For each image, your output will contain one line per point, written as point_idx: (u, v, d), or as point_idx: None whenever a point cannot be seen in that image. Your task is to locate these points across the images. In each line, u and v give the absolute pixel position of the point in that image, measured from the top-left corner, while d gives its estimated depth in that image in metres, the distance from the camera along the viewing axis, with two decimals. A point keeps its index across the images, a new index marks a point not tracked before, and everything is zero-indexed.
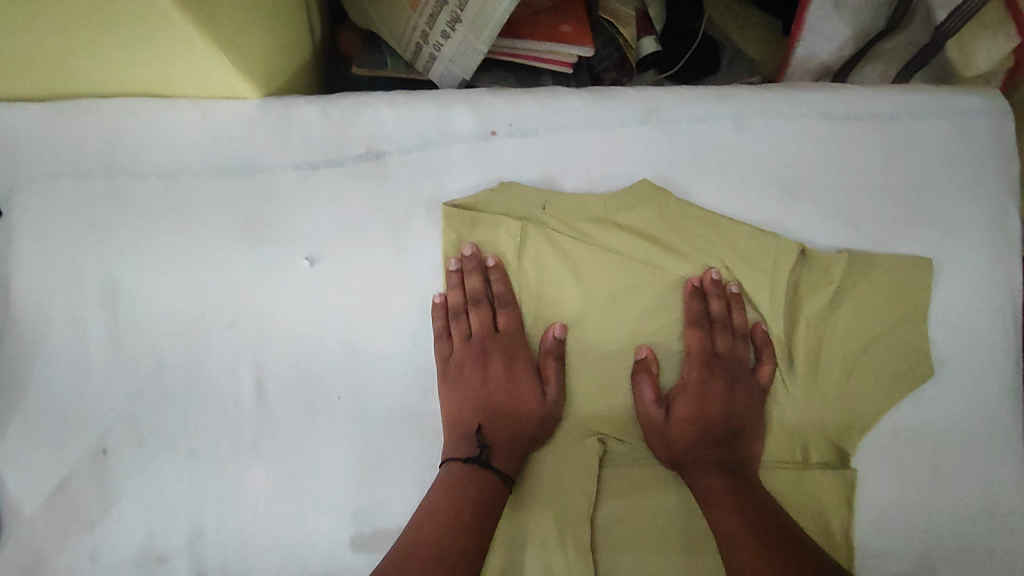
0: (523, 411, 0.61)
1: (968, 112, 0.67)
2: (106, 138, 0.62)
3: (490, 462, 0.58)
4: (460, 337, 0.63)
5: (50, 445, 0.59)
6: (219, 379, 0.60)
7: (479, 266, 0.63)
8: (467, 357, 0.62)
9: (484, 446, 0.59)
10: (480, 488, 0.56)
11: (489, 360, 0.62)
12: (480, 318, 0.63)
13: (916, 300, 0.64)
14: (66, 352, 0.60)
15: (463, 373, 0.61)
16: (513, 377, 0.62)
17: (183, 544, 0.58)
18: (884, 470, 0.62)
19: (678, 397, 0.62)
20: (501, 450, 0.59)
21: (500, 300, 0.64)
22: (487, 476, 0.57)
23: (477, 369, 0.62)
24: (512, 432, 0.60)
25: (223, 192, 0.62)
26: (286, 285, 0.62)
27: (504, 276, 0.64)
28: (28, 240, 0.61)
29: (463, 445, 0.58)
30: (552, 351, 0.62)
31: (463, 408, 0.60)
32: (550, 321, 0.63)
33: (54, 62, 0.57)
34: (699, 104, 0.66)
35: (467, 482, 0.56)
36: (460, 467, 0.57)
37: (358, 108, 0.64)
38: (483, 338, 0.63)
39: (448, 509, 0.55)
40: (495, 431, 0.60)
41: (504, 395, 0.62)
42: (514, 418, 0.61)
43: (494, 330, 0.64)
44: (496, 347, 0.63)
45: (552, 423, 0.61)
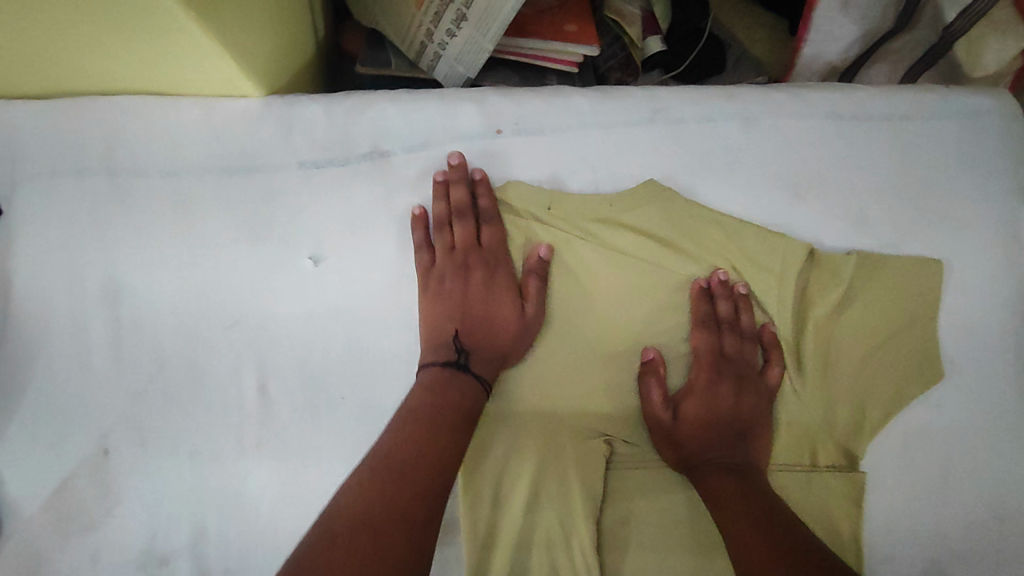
0: (501, 320, 0.61)
1: (977, 112, 0.67)
2: (109, 136, 0.61)
3: (467, 364, 0.59)
4: (442, 249, 0.63)
5: (50, 446, 0.58)
6: (221, 379, 0.60)
7: (463, 176, 0.62)
8: (449, 267, 0.62)
9: (463, 352, 0.59)
10: (457, 391, 0.57)
11: (471, 270, 0.62)
12: (464, 232, 0.63)
13: (925, 301, 0.63)
14: (67, 352, 0.60)
15: (445, 283, 0.62)
16: (493, 289, 0.62)
17: (185, 547, 0.57)
18: (895, 474, 0.61)
19: (686, 399, 0.61)
20: (481, 357, 0.60)
21: (484, 215, 0.63)
22: (465, 380, 0.58)
23: (459, 280, 0.62)
24: (490, 343, 0.60)
25: (226, 191, 0.62)
26: (289, 284, 0.61)
27: (489, 190, 0.62)
28: (29, 239, 0.61)
29: (441, 351, 0.59)
30: (534, 268, 0.62)
31: (443, 317, 0.61)
32: (532, 242, 0.63)
33: (57, 60, 0.56)
34: (706, 103, 0.65)
35: (446, 385, 0.57)
36: (440, 371, 0.58)
37: (363, 107, 0.63)
38: (466, 250, 0.63)
39: (425, 409, 0.55)
40: (473, 335, 0.61)
41: (483, 301, 0.62)
42: (491, 327, 0.61)
43: (478, 243, 0.63)
44: (478, 260, 0.63)
45: (529, 336, 0.61)
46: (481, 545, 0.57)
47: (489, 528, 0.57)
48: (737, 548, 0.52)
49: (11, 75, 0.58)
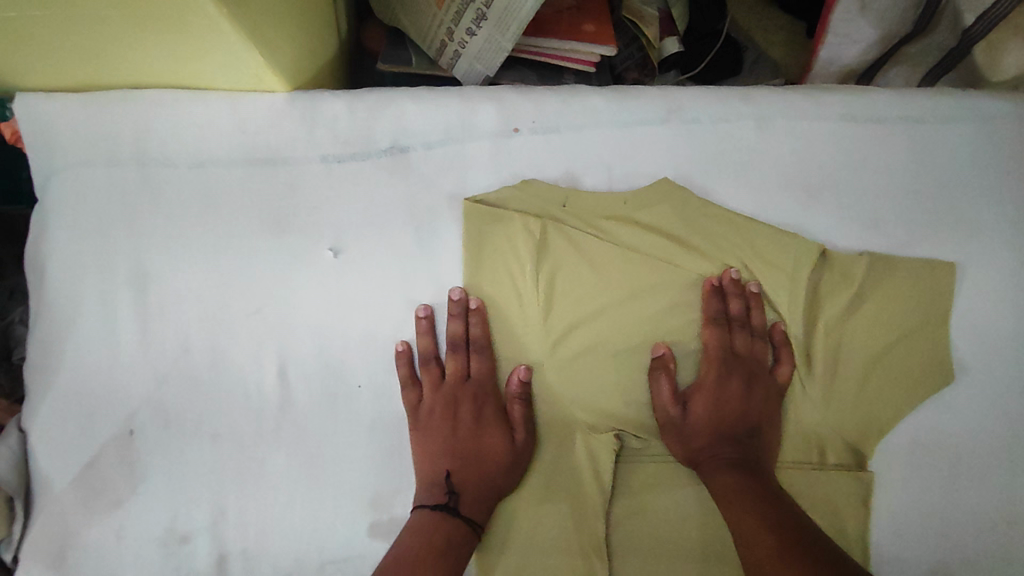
0: (490, 458, 0.60)
1: (995, 116, 0.67)
2: (139, 128, 0.64)
3: (456, 509, 0.57)
4: (430, 383, 0.63)
5: (79, 425, 0.61)
6: (242, 366, 0.62)
7: (460, 311, 0.63)
8: (438, 403, 0.62)
9: (453, 493, 0.58)
10: (446, 531, 0.55)
11: (460, 407, 0.62)
12: (455, 365, 0.63)
13: (937, 303, 0.63)
14: (95, 336, 0.62)
15: (433, 419, 0.61)
16: (481, 422, 0.62)
17: (205, 527, 0.60)
18: (903, 475, 0.61)
19: (695, 395, 0.62)
20: (469, 498, 0.58)
21: (475, 345, 0.63)
22: (453, 522, 0.56)
23: (448, 418, 0.61)
24: (480, 481, 0.59)
25: (250, 184, 0.64)
26: (310, 276, 0.63)
27: (483, 320, 0.63)
28: (62, 226, 0.63)
29: (433, 491, 0.58)
30: (520, 395, 0.62)
31: (434, 457, 0.60)
32: (517, 364, 0.63)
33: (93, 53, 0.58)
34: (721, 105, 0.66)
35: (435, 528, 0.55)
36: (429, 513, 0.56)
37: (384, 103, 0.65)
38: (455, 386, 0.63)
39: (414, 553, 0.54)
40: (464, 479, 0.59)
41: (472, 442, 0.61)
42: (480, 467, 0.60)
43: (468, 375, 0.64)
44: (467, 395, 0.63)
45: (518, 471, 0.60)
46: (491, 535, 0.59)
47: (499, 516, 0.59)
48: (746, 545, 0.53)
49: (50, 67, 0.61)
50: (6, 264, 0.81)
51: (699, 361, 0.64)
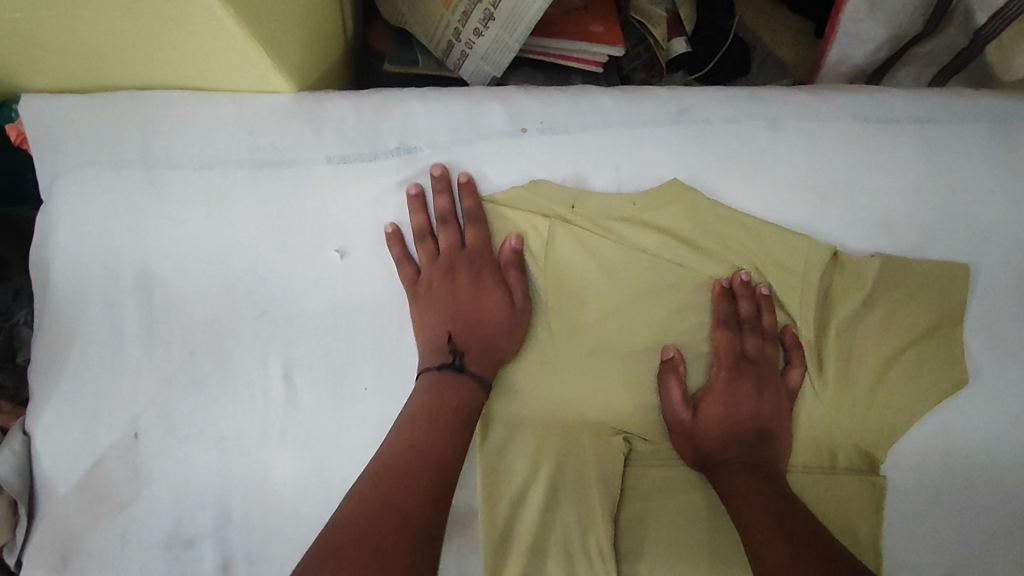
0: (492, 318, 0.62)
1: (1007, 117, 0.66)
2: (145, 129, 0.63)
3: (464, 366, 0.59)
4: (425, 258, 0.63)
5: (84, 427, 0.60)
6: (248, 367, 0.61)
7: (447, 184, 0.63)
8: (436, 275, 0.63)
9: (458, 353, 0.60)
10: (456, 388, 0.58)
11: (456, 274, 0.63)
12: (448, 237, 0.64)
13: (951, 307, 0.63)
14: (100, 337, 0.62)
15: (433, 288, 0.62)
16: (481, 286, 0.63)
17: (209, 530, 0.59)
18: (917, 479, 0.60)
19: (705, 398, 0.61)
20: (472, 355, 0.60)
21: (470, 216, 0.63)
22: (461, 382, 0.58)
23: (446, 286, 0.63)
24: (482, 337, 0.61)
25: (256, 184, 0.63)
26: (316, 276, 0.62)
27: (474, 193, 0.63)
28: (68, 228, 0.63)
29: (437, 352, 0.60)
30: (515, 261, 0.63)
31: (435, 323, 0.61)
32: (506, 235, 0.64)
33: (99, 54, 0.58)
34: (731, 105, 0.65)
35: (445, 387, 0.58)
36: (437, 375, 0.58)
37: (391, 104, 0.64)
38: (450, 255, 0.64)
39: (426, 412, 0.56)
40: (467, 340, 0.61)
41: (473, 304, 0.63)
42: (483, 326, 0.62)
43: (463, 245, 0.64)
44: (464, 262, 0.64)
45: (521, 329, 0.62)
46: (498, 539, 0.58)
47: (506, 522, 0.59)
48: (759, 551, 0.51)
49: (57, 69, 0.61)
50: (11, 266, 0.81)
51: (709, 364, 0.63)
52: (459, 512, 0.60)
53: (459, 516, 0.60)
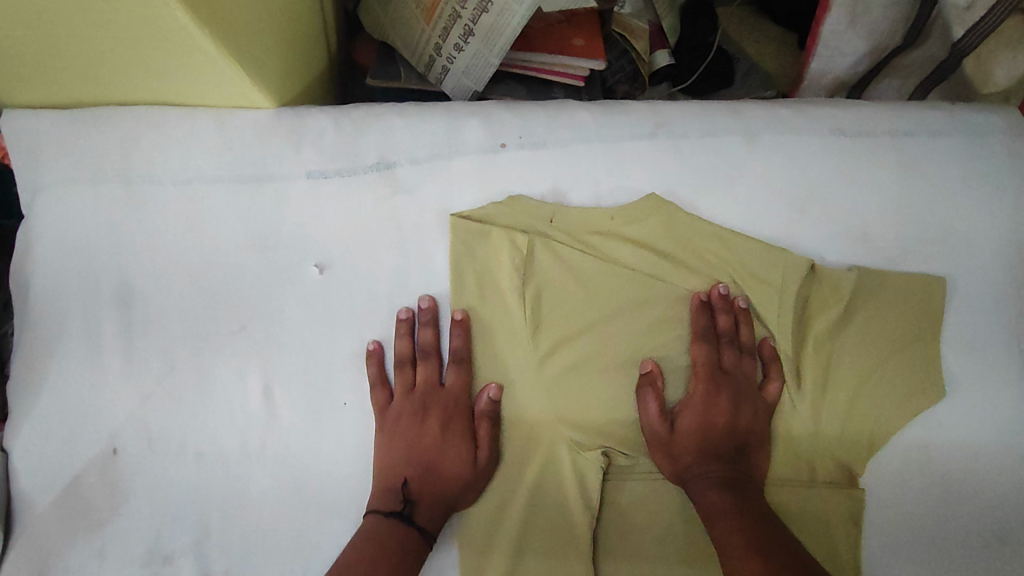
0: (451, 472, 0.58)
1: (981, 130, 0.67)
2: (126, 144, 0.64)
3: (413, 517, 0.56)
4: (400, 387, 0.61)
5: (62, 442, 0.60)
6: (227, 383, 0.61)
7: (433, 318, 0.62)
8: (406, 408, 0.60)
9: (409, 502, 0.57)
10: (400, 537, 0.54)
11: (427, 416, 0.60)
12: (426, 372, 0.62)
13: (928, 320, 0.63)
14: (78, 353, 0.61)
15: (400, 423, 0.60)
16: (447, 430, 0.60)
17: (188, 546, 0.59)
18: (895, 492, 0.60)
19: (684, 409, 0.60)
20: (426, 506, 0.57)
21: (454, 356, 0.62)
22: (408, 531, 0.55)
23: (414, 423, 0.60)
24: (437, 491, 0.58)
25: (236, 199, 0.64)
26: (295, 292, 0.63)
27: (466, 333, 0.62)
28: (49, 243, 0.63)
29: (388, 498, 0.57)
30: (489, 414, 0.60)
31: (394, 461, 0.58)
32: (488, 381, 0.62)
33: (79, 72, 0.59)
34: (708, 119, 0.66)
35: (391, 534, 0.54)
36: (385, 521, 0.55)
37: (371, 119, 0.65)
38: (425, 393, 0.61)
39: (364, 558, 0.53)
40: (422, 489, 0.58)
41: (435, 452, 0.59)
42: (441, 476, 0.58)
43: (440, 385, 0.62)
44: (438, 403, 0.61)
45: (478, 487, 0.59)
46: (477, 553, 0.58)
47: (484, 536, 0.59)
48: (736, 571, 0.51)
49: (38, 86, 0.61)
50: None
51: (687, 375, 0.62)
52: None
53: None
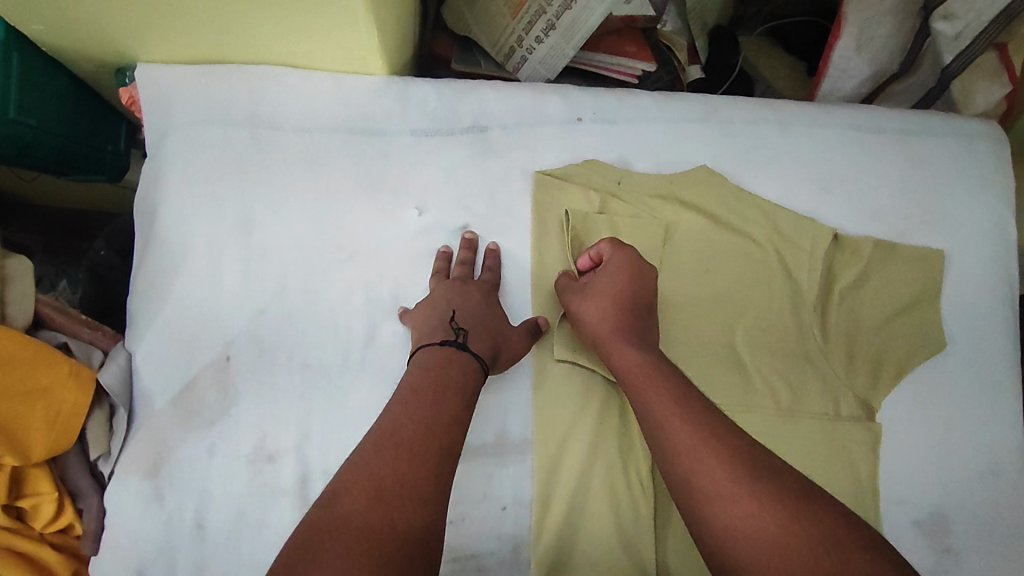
0: (497, 320, 0.67)
1: (972, 133, 0.80)
2: (254, 98, 0.73)
3: (466, 344, 0.63)
4: (438, 281, 0.69)
5: (182, 350, 0.67)
6: (333, 303, 0.69)
7: (473, 248, 0.71)
8: (446, 285, 0.68)
9: (461, 332, 0.64)
10: (459, 365, 0.61)
11: (469, 287, 0.68)
12: (463, 271, 0.70)
13: (930, 283, 0.75)
14: (199, 271, 0.69)
15: (441, 293, 0.67)
16: (490, 296, 0.69)
17: (291, 448, 0.65)
18: (905, 426, 0.72)
19: (594, 295, 0.66)
20: (476, 336, 0.64)
21: (486, 266, 0.71)
22: (462, 358, 0.62)
23: (457, 287, 0.68)
24: (486, 329, 0.66)
25: (351, 148, 0.73)
26: (395, 229, 0.72)
27: (496, 257, 0.71)
28: (178, 177, 0.72)
29: (441, 333, 0.64)
30: (531, 326, 0.69)
31: (433, 319, 0.65)
32: (536, 313, 0.71)
33: (229, 31, 0.68)
34: (750, 110, 0.78)
35: (449, 364, 0.61)
36: (442, 349, 0.62)
37: (467, 91, 0.75)
38: (463, 278, 0.69)
39: (423, 405, 0.56)
40: (472, 324, 0.65)
41: (481, 307, 0.67)
42: (487, 321, 0.66)
43: (473, 277, 0.70)
44: (474, 286, 0.69)
45: (518, 336, 0.67)
46: (550, 464, 0.67)
47: (557, 449, 0.68)
48: (659, 437, 0.55)
49: (185, 43, 0.71)
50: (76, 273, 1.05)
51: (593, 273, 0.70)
52: (515, 440, 0.68)
53: (513, 446, 0.68)
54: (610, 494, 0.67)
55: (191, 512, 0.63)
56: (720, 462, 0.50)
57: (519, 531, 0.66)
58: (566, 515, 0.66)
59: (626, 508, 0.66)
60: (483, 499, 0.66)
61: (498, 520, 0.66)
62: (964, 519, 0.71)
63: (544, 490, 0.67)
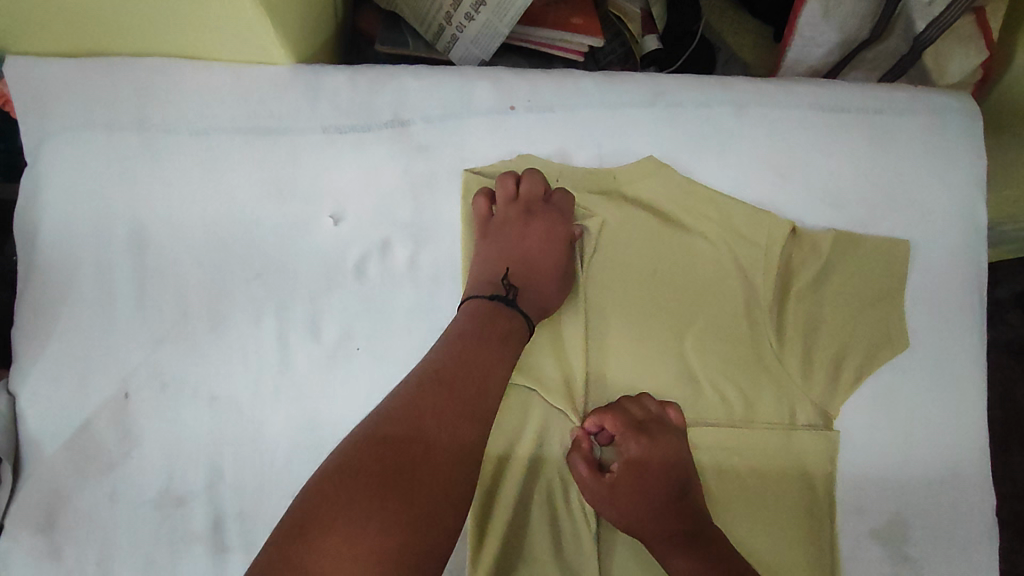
0: (548, 269, 0.66)
1: (944, 110, 0.73)
2: (140, 95, 0.64)
3: (514, 302, 0.63)
4: (504, 197, 0.67)
5: (75, 387, 0.61)
6: (242, 328, 0.63)
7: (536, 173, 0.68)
8: (511, 215, 0.67)
9: (512, 289, 0.64)
10: (506, 320, 0.61)
11: (532, 219, 0.67)
12: (532, 187, 0.67)
13: (895, 275, 0.70)
14: (90, 300, 0.62)
15: (506, 225, 0.67)
16: (553, 234, 0.66)
17: (200, 490, 0.60)
18: (864, 432, 0.68)
19: (618, 497, 0.62)
20: (525, 295, 0.65)
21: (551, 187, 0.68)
22: (511, 314, 0.62)
23: (519, 224, 0.66)
24: (538, 284, 0.66)
25: (253, 150, 0.65)
26: (310, 243, 0.64)
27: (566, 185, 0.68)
28: (57, 189, 0.63)
29: (491, 287, 0.64)
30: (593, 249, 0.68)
31: (493, 260, 0.66)
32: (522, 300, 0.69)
33: (100, 21, 0.59)
34: (703, 91, 0.71)
35: (496, 319, 0.61)
36: (489, 303, 0.62)
37: (385, 79, 0.67)
38: (531, 201, 0.67)
39: (464, 349, 0.57)
40: (523, 280, 0.65)
41: (537, 252, 0.67)
42: (538, 274, 0.66)
43: (546, 197, 0.68)
44: (543, 210, 0.67)
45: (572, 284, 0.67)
46: (485, 493, 0.62)
47: (494, 477, 0.63)
48: None
49: (51, 33, 0.61)
50: None
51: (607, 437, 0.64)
52: None
53: None
54: (551, 521, 0.63)
55: (93, 564, 0.59)
56: None
57: (453, 567, 0.61)
58: (504, 546, 0.62)
59: (568, 533, 0.63)
60: None
61: None
62: (923, 527, 0.68)
63: (479, 523, 0.62)
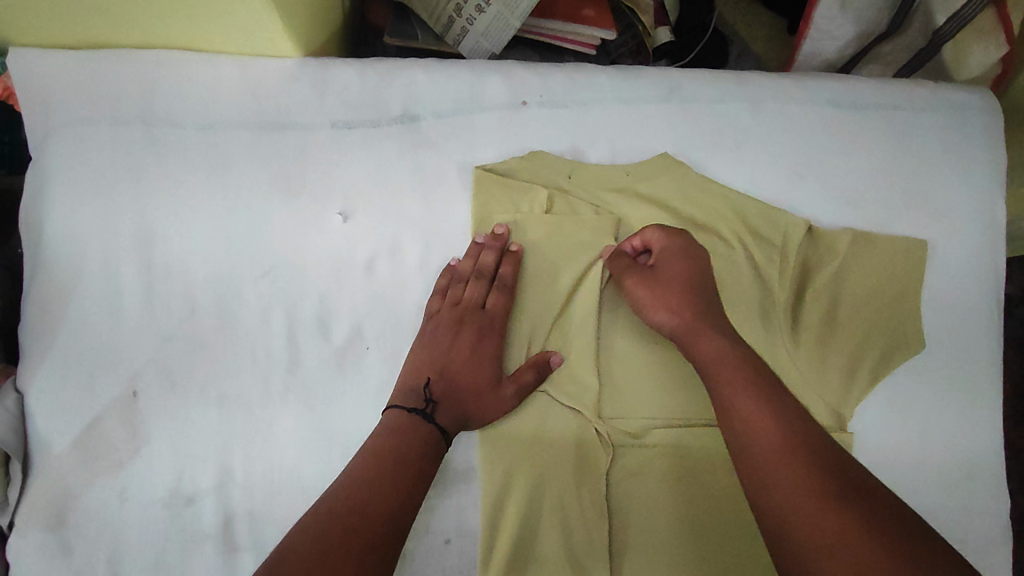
0: (474, 385, 0.62)
1: (962, 106, 0.71)
2: (145, 88, 0.63)
3: (433, 416, 0.59)
4: (446, 299, 0.64)
5: (84, 384, 0.61)
6: (250, 326, 0.62)
7: (502, 242, 0.65)
8: (444, 317, 0.64)
9: (431, 403, 0.60)
10: (419, 440, 0.58)
11: (463, 329, 0.63)
12: (475, 291, 0.64)
13: (911, 276, 0.69)
14: (97, 297, 0.61)
15: (437, 330, 0.63)
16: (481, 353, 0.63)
17: (210, 489, 0.60)
18: (879, 433, 0.67)
19: (660, 287, 0.62)
20: (445, 410, 0.61)
21: (500, 282, 0.65)
22: (426, 428, 0.58)
23: (449, 333, 0.63)
24: (460, 402, 0.61)
25: (261, 145, 0.64)
26: (319, 240, 0.63)
27: (516, 262, 0.65)
28: (63, 184, 0.62)
29: (410, 397, 0.60)
30: (534, 365, 0.63)
31: (421, 363, 0.62)
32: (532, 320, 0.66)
33: (105, 14, 0.58)
34: (717, 86, 0.70)
35: (409, 433, 0.58)
36: (405, 416, 0.59)
37: (394, 72, 0.66)
38: (467, 309, 0.64)
39: (381, 465, 0.55)
40: (444, 393, 0.61)
41: (463, 365, 0.63)
42: (461, 390, 0.62)
43: (483, 306, 0.65)
44: (477, 321, 0.64)
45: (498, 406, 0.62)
46: (496, 493, 0.61)
47: (505, 477, 0.62)
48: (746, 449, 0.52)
49: (56, 26, 0.60)
50: None
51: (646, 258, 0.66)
52: (458, 468, 0.62)
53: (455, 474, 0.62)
54: (562, 524, 0.61)
55: (103, 563, 0.59)
56: (802, 470, 0.48)
57: (464, 567, 0.61)
58: (513, 548, 0.60)
59: (580, 535, 0.61)
60: (424, 533, 0.61)
61: (442, 555, 0.61)
62: (938, 528, 0.67)
63: (490, 523, 0.61)
